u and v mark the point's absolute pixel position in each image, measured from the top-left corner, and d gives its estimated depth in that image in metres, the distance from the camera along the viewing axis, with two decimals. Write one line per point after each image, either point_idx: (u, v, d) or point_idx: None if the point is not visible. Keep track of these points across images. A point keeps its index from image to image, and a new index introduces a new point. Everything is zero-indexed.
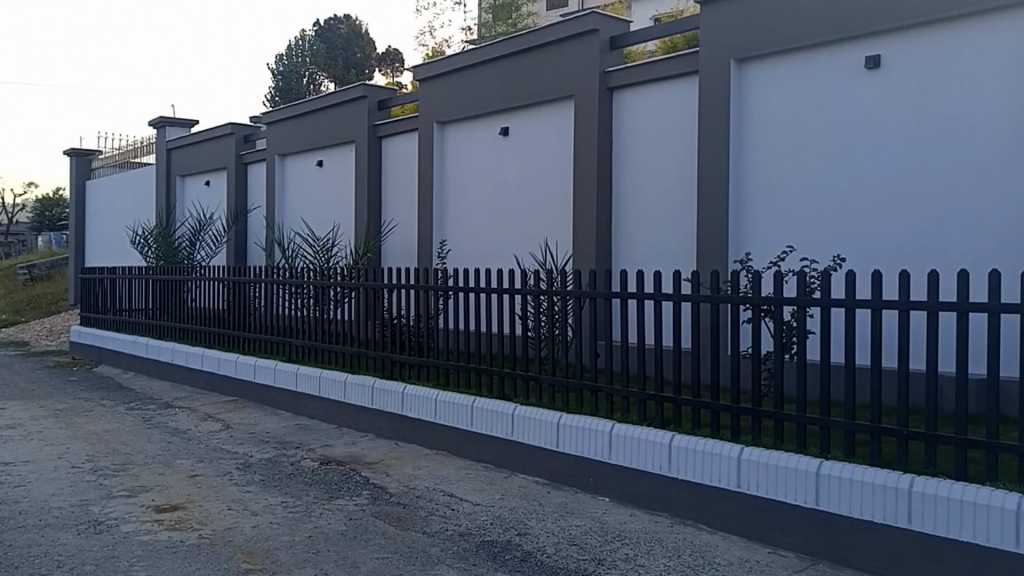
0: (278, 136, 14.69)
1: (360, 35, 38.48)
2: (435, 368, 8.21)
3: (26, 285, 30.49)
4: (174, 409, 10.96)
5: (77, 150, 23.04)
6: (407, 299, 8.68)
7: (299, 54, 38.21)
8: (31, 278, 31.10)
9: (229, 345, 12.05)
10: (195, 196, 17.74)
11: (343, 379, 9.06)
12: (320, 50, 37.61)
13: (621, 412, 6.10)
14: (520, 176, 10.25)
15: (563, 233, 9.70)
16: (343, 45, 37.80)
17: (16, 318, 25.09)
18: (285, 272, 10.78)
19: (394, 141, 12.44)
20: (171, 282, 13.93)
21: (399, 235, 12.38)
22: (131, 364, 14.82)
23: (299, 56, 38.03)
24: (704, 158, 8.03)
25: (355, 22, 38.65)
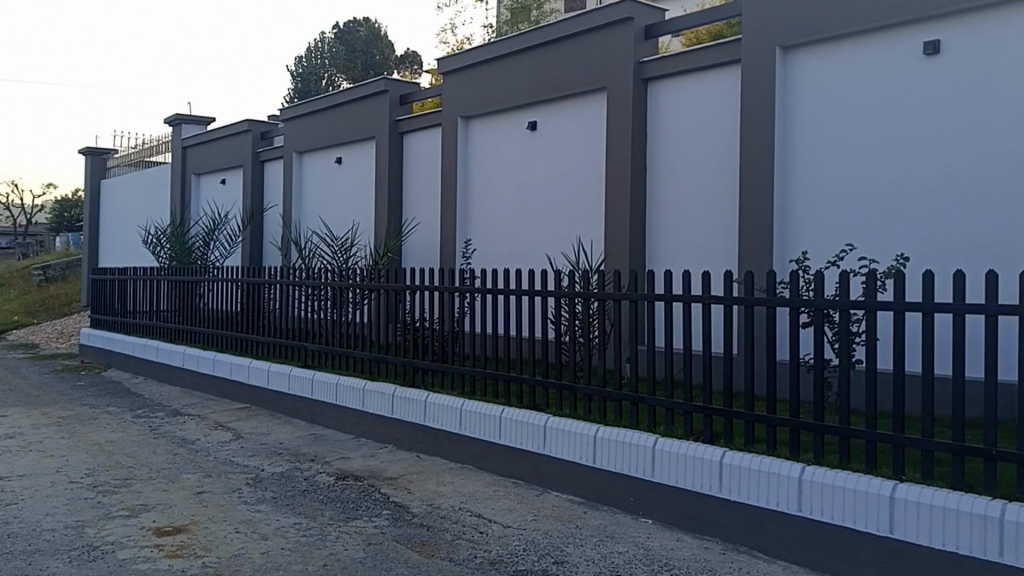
0: (296, 132, 14.24)
1: (379, 37, 38.10)
2: (461, 375, 7.71)
3: (42, 285, 30.19)
4: (184, 416, 10.49)
5: (91, 149, 22.64)
6: (430, 301, 8.18)
7: (319, 55, 37.86)
8: (47, 278, 30.82)
9: (242, 349, 11.59)
10: (210, 195, 17.31)
11: (362, 386, 8.57)
12: (339, 51, 37.22)
13: (664, 426, 5.56)
14: (549, 172, 9.75)
15: (594, 231, 9.19)
16: (362, 48, 37.42)
17: (30, 319, 24.70)
18: (301, 273, 10.30)
19: (416, 138, 11.95)
20: (182, 283, 13.47)
21: (421, 235, 11.89)
22: (142, 368, 14.37)
23: (318, 57, 37.66)
24: (746, 152, 7.50)
25: (374, 23, 38.27)
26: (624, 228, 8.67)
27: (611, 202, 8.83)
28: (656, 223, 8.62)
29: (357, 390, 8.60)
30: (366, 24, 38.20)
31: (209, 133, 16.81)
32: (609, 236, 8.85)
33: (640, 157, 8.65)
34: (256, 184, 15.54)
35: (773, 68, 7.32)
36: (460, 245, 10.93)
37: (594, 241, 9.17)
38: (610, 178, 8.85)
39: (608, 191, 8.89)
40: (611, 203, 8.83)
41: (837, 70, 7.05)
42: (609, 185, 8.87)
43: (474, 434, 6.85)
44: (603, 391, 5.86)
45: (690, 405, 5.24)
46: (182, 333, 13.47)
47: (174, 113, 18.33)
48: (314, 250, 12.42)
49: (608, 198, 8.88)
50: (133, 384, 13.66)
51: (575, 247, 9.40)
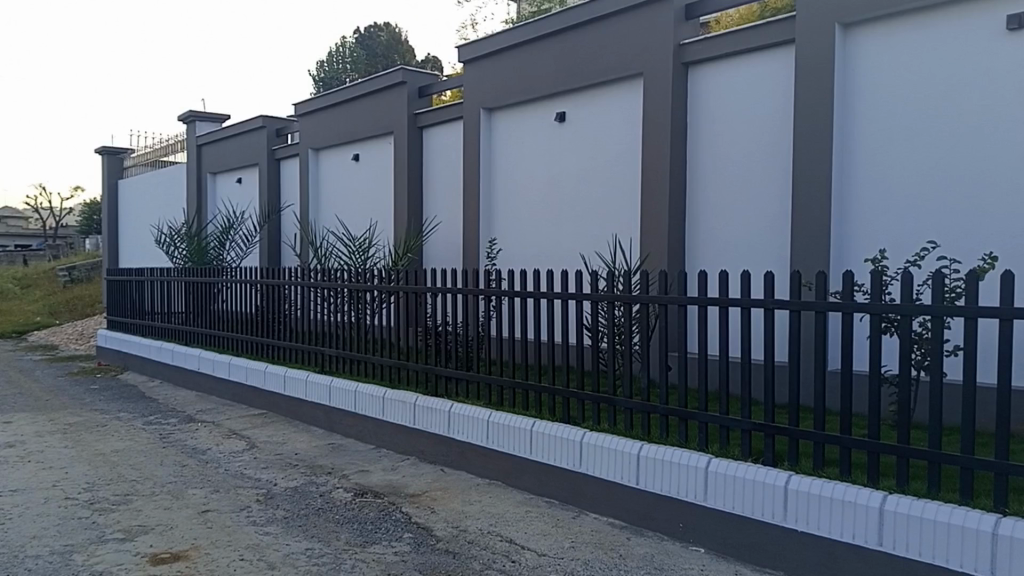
0: (312, 129, 13.74)
1: (400, 41, 37.67)
2: (486, 383, 7.19)
3: (67, 286, 29.92)
4: (197, 424, 10.00)
5: (107, 149, 22.24)
6: (451, 304, 7.66)
7: (340, 59, 37.46)
8: (72, 278, 30.60)
9: (258, 354, 11.10)
10: (226, 194, 16.83)
11: (381, 394, 8.06)
12: (361, 54, 36.80)
13: (717, 445, 5.02)
14: (581, 168, 9.22)
15: (630, 230, 8.67)
16: (383, 52, 36.99)
17: (50, 321, 24.35)
18: (317, 275, 9.79)
19: (436, 132, 11.42)
20: (197, 284, 13.00)
21: (443, 234, 11.37)
22: (158, 372, 13.91)
23: (339, 61, 37.26)
24: (805, 139, 7.05)
25: (395, 27, 37.87)
26: (662, 225, 8.17)
27: (648, 196, 8.33)
28: (698, 219, 8.13)
29: (376, 398, 8.08)
30: (388, 27, 37.78)
31: (224, 130, 16.33)
32: (647, 232, 8.35)
33: (679, 149, 8.15)
34: (272, 183, 15.05)
35: (832, 47, 6.87)
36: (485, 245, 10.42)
37: (630, 240, 8.65)
38: (648, 172, 8.34)
39: (645, 184, 8.38)
40: (649, 198, 8.33)
41: (903, 50, 6.60)
42: (646, 179, 8.36)
43: (502, 448, 6.34)
44: (646, 404, 5.32)
45: (749, 422, 4.71)
46: (197, 336, 13.00)
47: (189, 110, 17.87)
48: (331, 250, 11.92)
49: (645, 192, 8.38)
50: (147, 388, 13.19)
51: (611, 248, 8.88)
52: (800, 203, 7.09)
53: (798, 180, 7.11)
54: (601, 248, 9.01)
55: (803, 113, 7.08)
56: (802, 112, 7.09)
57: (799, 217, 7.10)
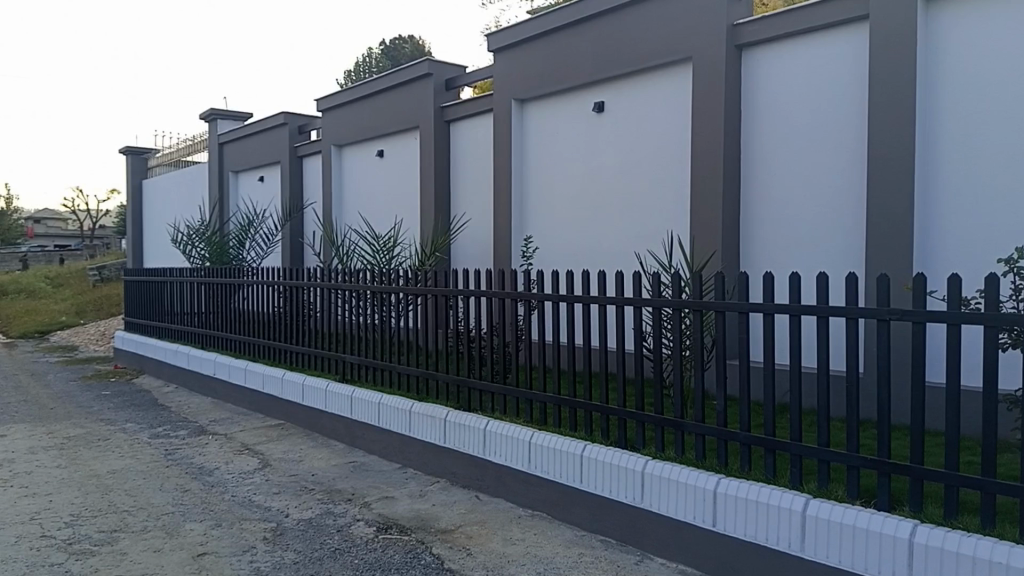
0: (335, 123, 12.91)
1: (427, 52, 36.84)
2: (525, 399, 6.32)
3: (98, 286, 29.23)
4: (208, 436, 9.19)
5: (132, 149, 21.30)
6: (485, 309, 6.82)
7: (367, 70, 36.67)
8: (103, 278, 29.97)
9: (276, 359, 10.27)
10: (248, 192, 15.76)
11: (407, 407, 7.20)
12: (387, 67, 35.94)
13: (814, 483, 4.18)
14: (623, 157, 8.32)
15: (679, 224, 7.77)
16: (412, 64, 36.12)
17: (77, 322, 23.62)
18: (339, 275, 8.94)
19: (464, 126, 10.57)
20: (215, 284, 12.15)
21: (472, 232, 10.52)
22: (174, 377, 13.09)
23: (365, 70, 36.40)
24: (882, 128, 6.18)
25: (420, 42, 37.08)
26: (715, 222, 7.29)
27: (697, 189, 7.46)
28: (753, 217, 7.25)
29: (403, 411, 7.24)
30: (412, 40, 37.08)
31: (245, 126, 15.31)
32: (697, 229, 7.47)
33: (734, 139, 7.28)
34: (295, 180, 14.09)
35: (913, 23, 6.01)
36: (517, 244, 9.54)
37: (680, 236, 7.75)
38: (697, 163, 7.46)
39: (694, 176, 7.49)
40: (699, 190, 7.44)
41: (1001, 25, 5.74)
42: (695, 169, 7.49)
43: (549, 475, 5.50)
44: (723, 431, 4.48)
45: (858, 458, 3.88)
46: (214, 339, 12.20)
47: (209, 111, 16.86)
48: (354, 250, 11.07)
49: (694, 184, 7.50)
50: (162, 394, 12.38)
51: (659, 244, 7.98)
52: (875, 197, 6.20)
53: (874, 172, 6.22)
54: (649, 247, 8.08)
55: (879, 96, 6.19)
56: (878, 95, 6.20)
57: (873, 213, 6.20)
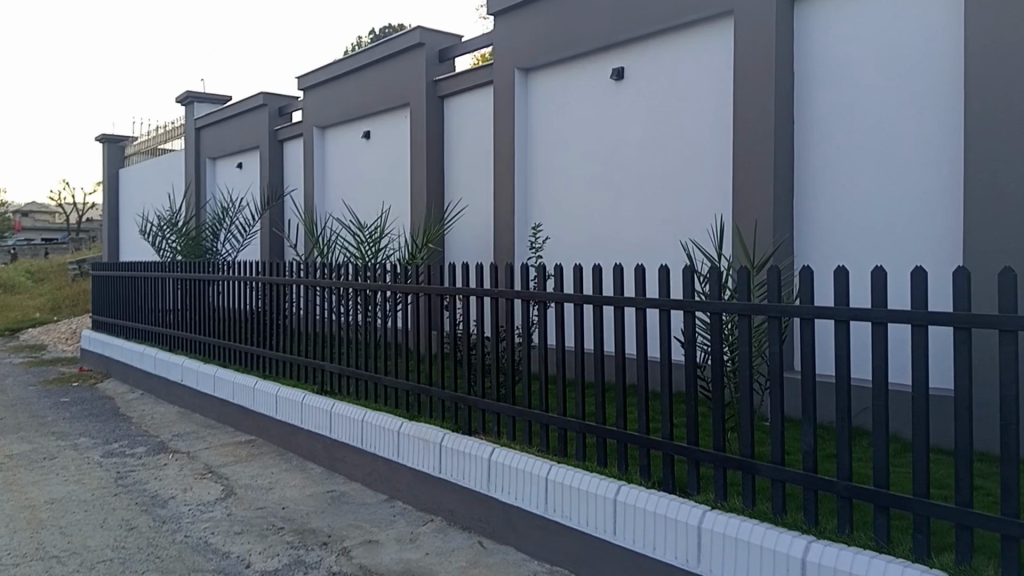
0: (317, 104, 11.77)
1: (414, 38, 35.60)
2: (538, 423, 5.18)
3: (73, 280, 27.93)
4: (168, 454, 7.97)
5: (108, 136, 19.45)
6: (489, 309, 5.70)
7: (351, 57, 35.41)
8: (83, 272, 28.69)
9: (242, 364, 9.08)
10: (225, 180, 14.41)
11: (395, 428, 6.07)
12: None
13: (944, 557, 3.32)
14: (650, 132, 7.18)
15: (721, 208, 6.63)
16: None
17: (46, 318, 22.23)
18: (320, 271, 7.74)
19: (458, 102, 9.45)
20: (173, 277, 10.72)
21: (468, 223, 9.40)
22: (124, 376, 11.66)
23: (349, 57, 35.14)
24: (982, 93, 5.09)
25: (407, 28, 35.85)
26: (763, 208, 6.19)
27: (737, 170, 6.37)
28: (806, 202, 6.14)
29: (389, 432, 6.10)
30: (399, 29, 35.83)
31: (222, 108, 13.97)
32: (740, 213, 6.36)
33: (786, 110, 6.16)
34: (275, 168, 12.76)
35: None
36: (525, 236, 8.42)
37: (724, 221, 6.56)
38: (738, 139, 6.36)
39: (735, 155, 6.40)
40: (743, 170, 6.33)
41: None
42: (736, 146, 6.37)
43: (599, 525, 4.41)
44: (816, 483, 3.60)
45: (1018, 527, 3.00)
46: (166, 338, 10.94)
47: (183, 90, 15.32)
48: (336, 241, 9.92)
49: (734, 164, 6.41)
50: (116, 395, 11.06)
51: (701, 232, 6.79)
52: (974, 176, 5.11)
53: (970, 147, 5.14)
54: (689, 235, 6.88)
55: (978, 54, 5.11)
56: (977, 52, 5.11)
57: (972, 196, 5.11)
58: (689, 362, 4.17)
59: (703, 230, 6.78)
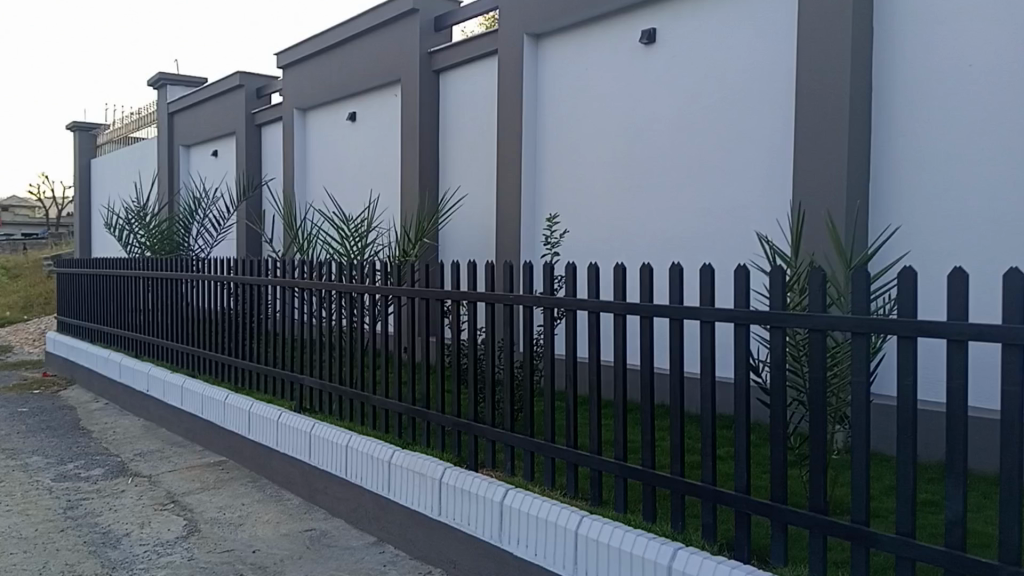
0: (297, 83, 10.77)
1: None
2: (561, 460, 4.17)
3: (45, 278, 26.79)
4: (117, 468, 6.94)
5: (79, 123, 18.37)
6: (499, 316, 4.71)
7: None
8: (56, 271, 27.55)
9: (210, 373, 8.05)
10: (198, 169, 13.38)
11: (383, 457, 5.05)
12: None
13: None
14: (703, 111, 6.30)
15: (798, 194, 5.63)
16: None
17: (13, 319, 21.12)
18: (297, 269, 6.72)
19: (456, 77, 8.47)
20: (138, 276, 9.64)
21: (466, 214, 8.40)
22: (82, 382, 10.52)
23: None
24: None
25: None
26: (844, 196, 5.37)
27: (824, 150, 5.49)
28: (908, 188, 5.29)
29: (377, 463, 5.09)
30: None
31: (197, 90, 12.95)
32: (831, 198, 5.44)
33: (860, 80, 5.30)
34: (253, 155, 11.76)
35: None
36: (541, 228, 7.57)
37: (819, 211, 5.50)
38: (813, 115, 5.52)
39: (809, 133, 5.56)
40: None
41: None
42: (815, 126, 5.53)
43: None
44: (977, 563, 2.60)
45: None
46: (128, 342, 9.86)
47: (155, 73, 14.28)
48: (317, 235, 8.90)
49: (816, 143, 5.53)
50: (72, 402, 9.84)
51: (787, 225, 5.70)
52: None
53: None
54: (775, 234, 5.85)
55: None
56: None
57: None
58: (779, 391, 3.20)
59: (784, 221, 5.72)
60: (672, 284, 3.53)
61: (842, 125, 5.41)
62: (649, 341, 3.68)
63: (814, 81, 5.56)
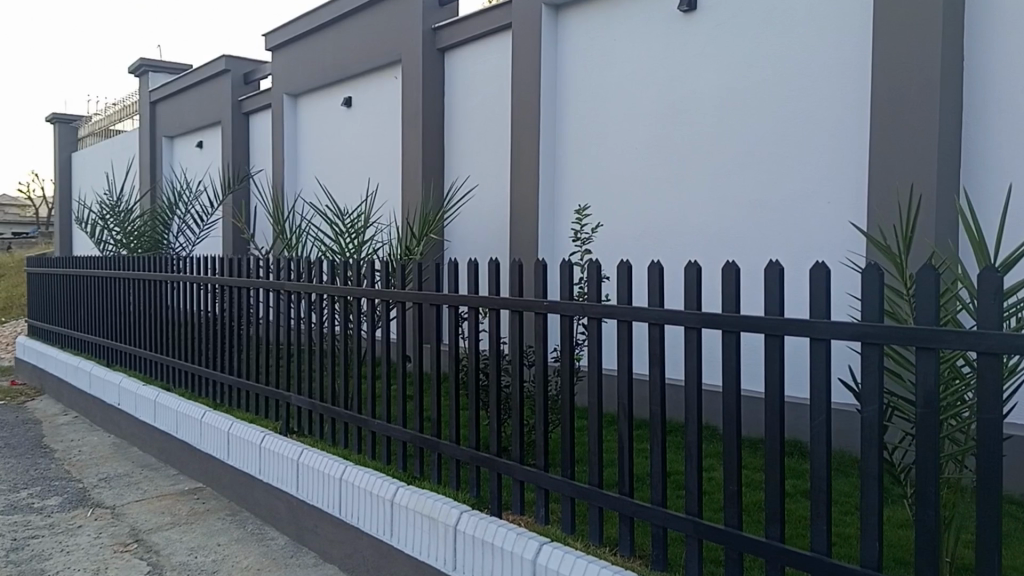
0: (287, 67, 9.94)
1: None
2: (607, 512, 3.31)
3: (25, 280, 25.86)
4: (79, 494, 6.08)
5: (58, 115, 17.49)
6: (516, 326, 3.88)
7: None
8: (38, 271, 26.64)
9: (189, 386, 7.20)
10: (182, 162, 12.54)
11: (385, 496, 4.20)
12: None
13: None
14: (757, 93, 5.55)
15: (880, 184, 4.81)
16: None
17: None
18: (282, 269, 5.83)
19: (469, 55, 7.69)
20: (111, 278, 8.79)
21: (480, 209, 7.59)
22: (53, 393, 9.64)
23: None
24: None
25: None
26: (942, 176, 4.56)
27: (911, 131, 4.68)
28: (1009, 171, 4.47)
29: (378, 502, 4.23)
30: None
31: (181, 77, 12.11)
32: (921, 187, 4.62)
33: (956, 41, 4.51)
34: (239, 146, 10.92)
35: None
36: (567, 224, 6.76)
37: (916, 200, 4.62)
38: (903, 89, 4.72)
39: (895, 113, 4.76)
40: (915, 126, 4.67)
41: None
42: (902, 98, 4.73)
43: None
44: None
45: None
46: (102, 350, 8.99)
47: (137, 59, 13.42)
48: (307, 231, 8.05)
49: (900, 123, 4.74)
50: (40, 414, 8.97)
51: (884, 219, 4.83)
52: None
53: None
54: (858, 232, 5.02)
55: None
56: None
57: None
58: (931, 441, 2.33)
59: (887, 212, 4.80)
60: (771, 292, 2.69)
61: (931, 100, 4.59)
62: (738, 365, 2.84)
63: (894, 49, 4.77)
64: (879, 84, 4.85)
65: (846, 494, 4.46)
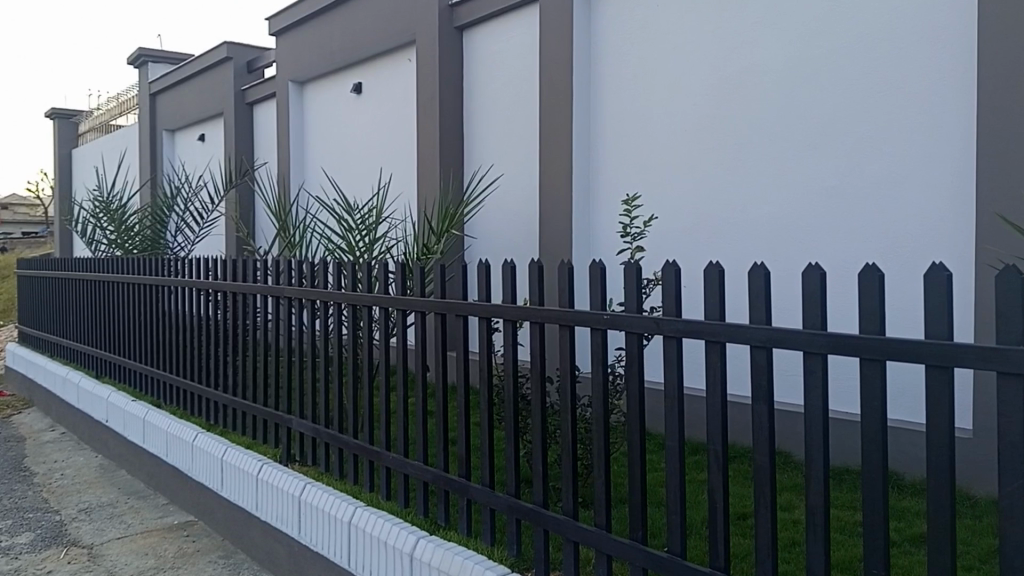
0: (292, 50, 9.22)
1: None
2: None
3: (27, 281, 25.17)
4: (54, 529, 5.34)
5: (57, 110, 16.78)
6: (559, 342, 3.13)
7: None
8: None
9: (182, 402, 6.48)
10: (183, 157, 11.82)
11: (403, 550, 3.46)
12: None
13: None
14: (852, 75, 4.93)
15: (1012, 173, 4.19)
16: None
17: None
18: (282, 271, 5.10)
19: (490, 33, 6.96)
20: (103, 282, 8.07)
21: (506, 204, 6.86)
22: (42, 405, 8.91)
23: None
24: None
25: None
26: None
27: None
28: None
29: (396, 556, 3.50)
30: None
31: (182, 67, 11.39)
32: None
33: None
34: (243, 138, 10.20)
35: None
36: (613, 219, 6.19)
37: None
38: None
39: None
40: None
41: None
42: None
43: None
44: None
45: None
46: (93, 361, 8.27)
47: (137, 49, 12.71)
48: (313, 229, 7.32)
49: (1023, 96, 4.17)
50: (26, 431, 8.24)
51: (1014, 207, 4.21)
52: None
53: None
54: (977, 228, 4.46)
55: None
56: None
57: None
58: None
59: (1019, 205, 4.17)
60: (932, 308, 2.00)
61: None
62: (883, 406, 2.12)
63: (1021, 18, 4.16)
64: (1003, 61, 4.23)
65: (959, 555, 3.71)
